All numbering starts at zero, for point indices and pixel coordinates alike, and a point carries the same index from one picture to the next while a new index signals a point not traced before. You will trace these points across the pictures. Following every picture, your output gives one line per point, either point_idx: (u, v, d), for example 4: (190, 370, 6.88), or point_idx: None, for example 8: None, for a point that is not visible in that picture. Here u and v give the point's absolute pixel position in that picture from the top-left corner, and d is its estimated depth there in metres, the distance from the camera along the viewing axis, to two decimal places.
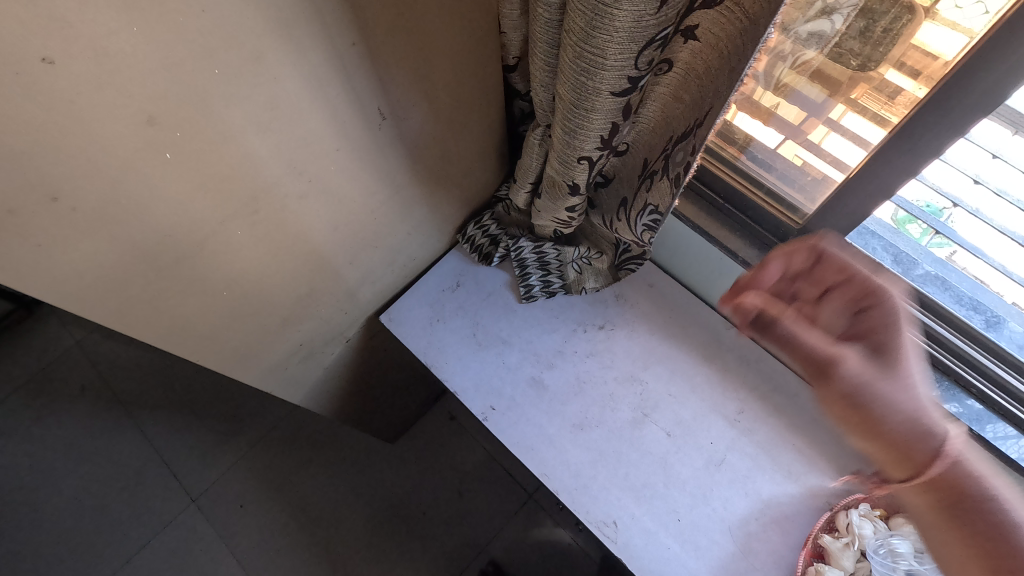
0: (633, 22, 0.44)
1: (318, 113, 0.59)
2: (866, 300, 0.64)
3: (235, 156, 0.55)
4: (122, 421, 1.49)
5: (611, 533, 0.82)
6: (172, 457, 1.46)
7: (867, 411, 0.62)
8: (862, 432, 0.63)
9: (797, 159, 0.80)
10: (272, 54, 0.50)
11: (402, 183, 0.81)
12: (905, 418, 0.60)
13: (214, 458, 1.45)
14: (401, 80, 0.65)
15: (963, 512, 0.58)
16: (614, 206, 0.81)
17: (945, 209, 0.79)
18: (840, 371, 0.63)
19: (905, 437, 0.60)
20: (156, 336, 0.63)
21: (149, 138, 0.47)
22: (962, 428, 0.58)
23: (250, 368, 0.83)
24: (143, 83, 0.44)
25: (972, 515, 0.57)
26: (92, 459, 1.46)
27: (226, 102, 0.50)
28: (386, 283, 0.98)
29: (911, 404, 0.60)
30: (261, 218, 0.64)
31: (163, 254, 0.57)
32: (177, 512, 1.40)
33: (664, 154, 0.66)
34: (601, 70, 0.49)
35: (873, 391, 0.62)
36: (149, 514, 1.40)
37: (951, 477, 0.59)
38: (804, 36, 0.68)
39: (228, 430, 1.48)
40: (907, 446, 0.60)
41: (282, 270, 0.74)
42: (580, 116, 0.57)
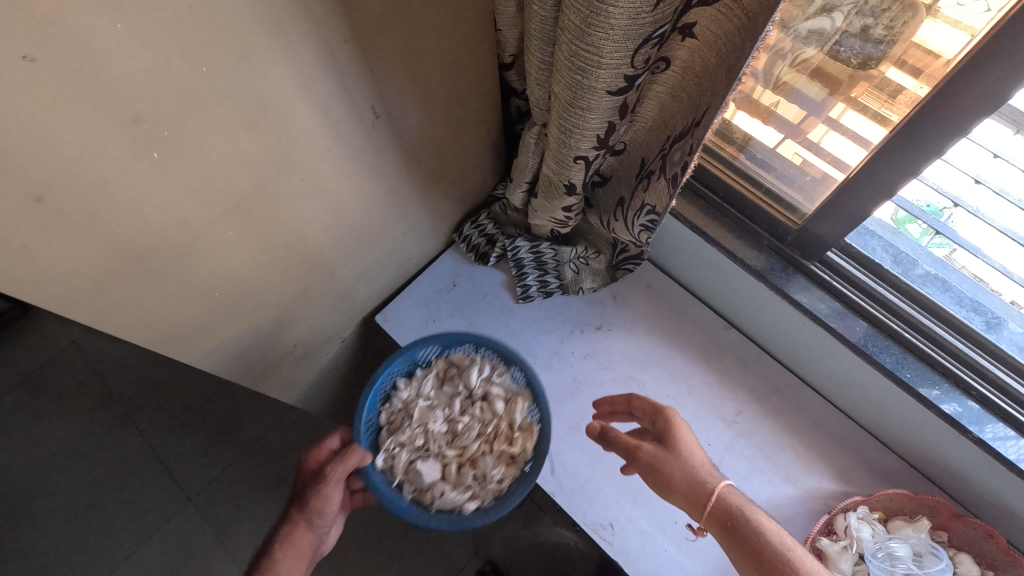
0: (629, 20, 0.43)
1: (310, 112, 0.58)
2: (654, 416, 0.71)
3: (225, 155, 0.54)
4: None
5: (607, 536, 0.81)
6: None
7: (659, 476, 0.64)
8: (662, 490, 0.63)
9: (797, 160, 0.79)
10: (261, 53, 0.49)
11: (397, 183, 0.80)
12: (685, 477, 0.62)
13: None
14: (395, 79, 0.64)
15: (728, 531, 0.58)
16: (611, 206, 0.80)
17: (945, 209, 0.78)
18: (637, 451, 0.66)
19: (694, 483, 0.61)
20: (147, 337, 0.63)
21: (136, 137, 0.46)
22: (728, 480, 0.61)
23: (243, 368, 0.82)
24: (130, 82, 0.43)
25: (742, 534, 0.57)
26: None
27: (216, 101, 0.49)
28: (382, 283, 0.97)
29: (691, 468, 0.62)
30: (253, 217, 0.63)
31: (152, 253, 0.56)
32: None
33: (661, 154, 0.65)
34: (598, 68, 0.48)
35: (663, 465, 0.63)
36: None
37: (725, 506, 0.59)
38: (804, 34, 0.68)
39: None
40: (684, 490, 0.61)
41: (276, 270, 0.73)
42: (576, 115, 0.56)
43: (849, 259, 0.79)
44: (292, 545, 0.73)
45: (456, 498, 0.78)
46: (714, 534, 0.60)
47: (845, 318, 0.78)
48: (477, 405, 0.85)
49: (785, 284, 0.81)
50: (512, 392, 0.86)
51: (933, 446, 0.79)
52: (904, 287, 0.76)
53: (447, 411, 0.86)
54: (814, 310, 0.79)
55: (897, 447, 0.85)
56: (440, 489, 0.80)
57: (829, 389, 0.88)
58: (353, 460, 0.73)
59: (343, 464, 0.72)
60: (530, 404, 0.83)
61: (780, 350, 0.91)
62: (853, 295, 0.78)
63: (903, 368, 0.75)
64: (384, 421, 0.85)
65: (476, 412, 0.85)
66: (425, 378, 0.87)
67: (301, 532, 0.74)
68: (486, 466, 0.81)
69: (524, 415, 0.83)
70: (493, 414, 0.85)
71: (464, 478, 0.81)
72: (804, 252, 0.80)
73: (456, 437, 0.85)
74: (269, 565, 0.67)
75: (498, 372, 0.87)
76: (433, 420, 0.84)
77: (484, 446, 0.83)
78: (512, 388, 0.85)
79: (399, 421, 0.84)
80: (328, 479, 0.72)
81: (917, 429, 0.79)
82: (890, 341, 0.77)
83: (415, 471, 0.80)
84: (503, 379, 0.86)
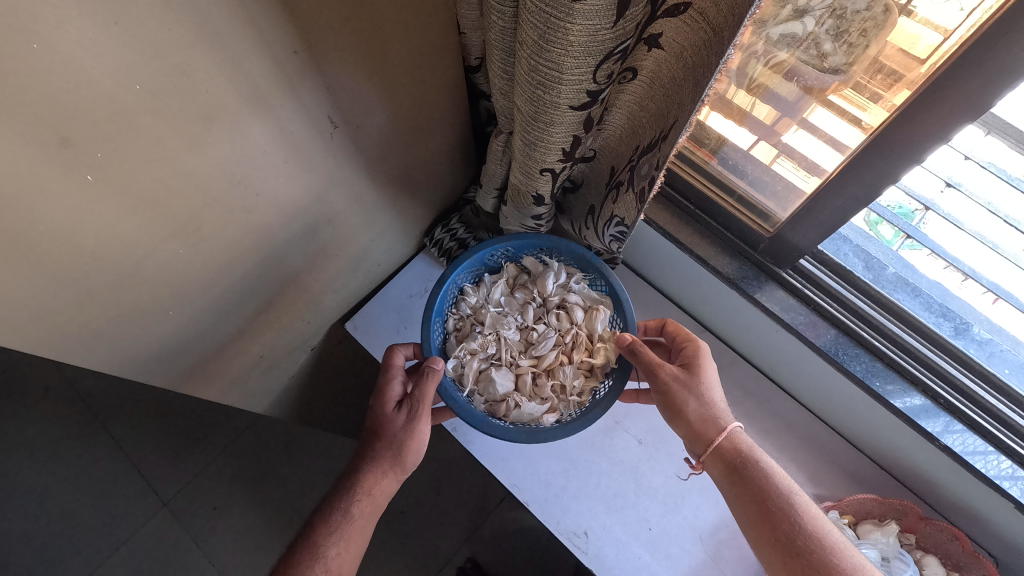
0: (589, 36, 0.41)
1: (261, 124, 0.55)
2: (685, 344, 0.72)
3: (168, 174, 0.51)
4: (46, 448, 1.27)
5: (581, 544, 0.81)
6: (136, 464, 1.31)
7: (673, 403, 0.66)
8: (672, 415, 0.67)
9: (769, 159, 0.78)
10: (202, 68, 0.46)
11: (362, 190, 0.77)
12: (699, 409, 0.65)
13: (182, 460, 1.33)
14: (353, 88, 0.61)
15: (731, 467, 0.63)
16: (582, 213, 0.79)
17: (916, 212, 0.78)
18: (659, 370, 0.67)
19: (704, 421, 0.65)
20: (98, 359, 0.60)
21: (66, 162, 0.44)
22: (740, 425, 0.65)
23: (204, 383, 0.78)
24: (54, 104, 0.40)
25: (745, 476, 0.62)
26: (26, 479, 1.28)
27: (153, 119, 0.46)
28: (351, 290, 0.94)
29: (708, 403, 0.65)
30: (206, 234, 0.60)
31: (93, 276, 0.53)
32: (144, 519, 1.29)
33: (630, 165, 0.63)
34: (559, 84, 0.46)
35: (682, 393, 0.66)
36: (107, 526, 1.27)
37: (734, 445, 0.64)
38: (776, 37, 0.67)
39: (193, 437, 1.33)
40: (696, 422, 0.65)
41: (236, 284, 0.70)
42: (539, 129, 0.54)
43: (821, 265, 0.78)
44: (372, 499, 0.65)
45: (535, 411, 0.76)
46: (711, 467, 0.65)
47: (814, 323, 0.78)
48: (553, 313, 0.81)
49: (757, 291, 0.81)
50: (591, 301, 0.82)
51: (902, 451, 0.80)
52: (875, 295, 0.76)
53: (519, 310, 0.83)
54: (784, 317, 0.79)
55: (867, 450, 0.85)
56: (515, 400, 0.77)
57: (803, 392, 0.88)
58: (431, 385, 0.69)
59: (425, 392, 0.69)
60: (610, 312, 0.80)
61: (756, 355, 0.91)
62: (826, 303, 0.78)
63: (873, 376, 0.75)
64: (453, 323, 0.82)
65: (553, 318, 0.81)
66: (495, 283, 0.84)
67: (388, 481, 0.66)
68: (564, 375, 0.78)
69: (604, 324, 0.80)
70: (570, 322, 0.81)
71: (539, 388, 0.79)
72: (777, 260, 0.80)
73: (530, 346, 0.82)
74: (340, 541, 0.62)
75: (575, 279, 0.83)
76: (507, 326, 0.81)
77: (562, 356, 0.80)
78: (591, 295, 0.81)
79: (467, 327, 0.81)
80: (422, 406, 0.69)
81: (888, 433, 0.79)
82: (861, 349, 0.77)
83: (489, 378, 0.77)
84: (580, 286, 0.82)
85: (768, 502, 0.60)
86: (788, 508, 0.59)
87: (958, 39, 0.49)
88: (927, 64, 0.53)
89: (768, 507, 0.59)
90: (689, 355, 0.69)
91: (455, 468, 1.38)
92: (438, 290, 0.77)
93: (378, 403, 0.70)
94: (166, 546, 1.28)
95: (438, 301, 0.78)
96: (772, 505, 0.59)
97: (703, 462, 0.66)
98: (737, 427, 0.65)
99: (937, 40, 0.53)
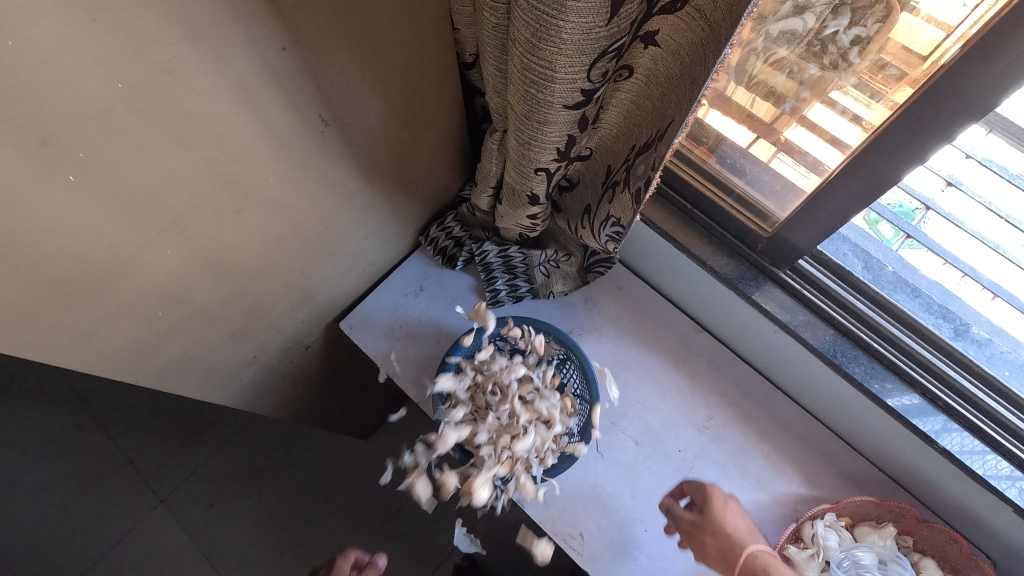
0: (583, 34, 0.40)
1: (249, 122, 0.54)
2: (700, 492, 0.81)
3: (153, 174, 0.50)
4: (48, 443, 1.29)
5: (577, 546, 0.80)
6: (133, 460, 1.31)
7: (697, 542, 0.77)
8: (700, 553, 0.77)
9: (767, 156, 0.76)
10: (185, 65, 0.45)
11: (355, 188, 0.75)
12: (718, 542, 0.76)
13: (179, 455, 1.33)
14: (345, 85, 0.60)
15: None
16: (578, 212, 0.78)
17: (917, 211, 0.77)
18: (679, 522, 0.78)
19: (728, 553, 0.75)
20: (86, 361, 0.59)
21: (46, 162, 0.43)
22: (761, 545, 0.75)
23: (195, 384, 0.77)
24: (32, 102, 0.39)
25: None
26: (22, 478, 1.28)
27: (136, 117, 0.45)
28: (345, 289, 0.93)
29: (726, 535, 0.76)
30: (194, 234, 0.59)
31: (78, 277, 0.52)
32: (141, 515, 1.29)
33: (626, 164, 0.62)
34: (552, 82, 0.45)
35: (701, 534, 0.77)
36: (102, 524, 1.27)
37: (756, 568, 0.73)
38: (776, 33, 0.64)
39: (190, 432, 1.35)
40: (719, 557, 0.75)
41: (228, 286, 0.69)
42: (533, 128, 0.53)
43: (820, 266, 0.77)
44: None
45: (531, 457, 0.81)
46: None
47: (812, 324, 0.77)
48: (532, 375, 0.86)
49: (755, 292, 0.80)
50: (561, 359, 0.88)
51: (901, 453, 0.79)
52: (875, 296, 0.75)
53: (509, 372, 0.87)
54: (783, 318, 0.78)
55: (866, 451, 0.85)
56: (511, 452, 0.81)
57: (801, 393, 0.87)
58: None
59: None
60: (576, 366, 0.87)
61: (755, 356, 0.90)
62: (826, 305, 0.77)
63: (872, 378, 0.75)
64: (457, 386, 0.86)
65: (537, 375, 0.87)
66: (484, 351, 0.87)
67: None
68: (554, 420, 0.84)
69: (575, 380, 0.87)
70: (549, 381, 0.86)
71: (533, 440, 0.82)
72: (776, 261, 0.79)
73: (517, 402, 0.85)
74: None
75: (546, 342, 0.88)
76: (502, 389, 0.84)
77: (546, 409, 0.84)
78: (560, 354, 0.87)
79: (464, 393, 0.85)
80: None
81: (886, 435, 0.79)
82: (860, 350, 0.76)
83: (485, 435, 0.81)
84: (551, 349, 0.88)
85: (680, 525, 0.78)
86: (691, 527, 0.77)
87: (960, 37, 0.49)
88: (926, 60, 0.53)
89: (696, 539, 0.77)
90: (701, 494, 0.79)
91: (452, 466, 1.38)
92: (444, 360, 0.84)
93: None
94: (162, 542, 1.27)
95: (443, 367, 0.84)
96: (687, 532, 0.78)
97: None
98: (761, 551, 0.75)
99: (939, 36, 0.52)
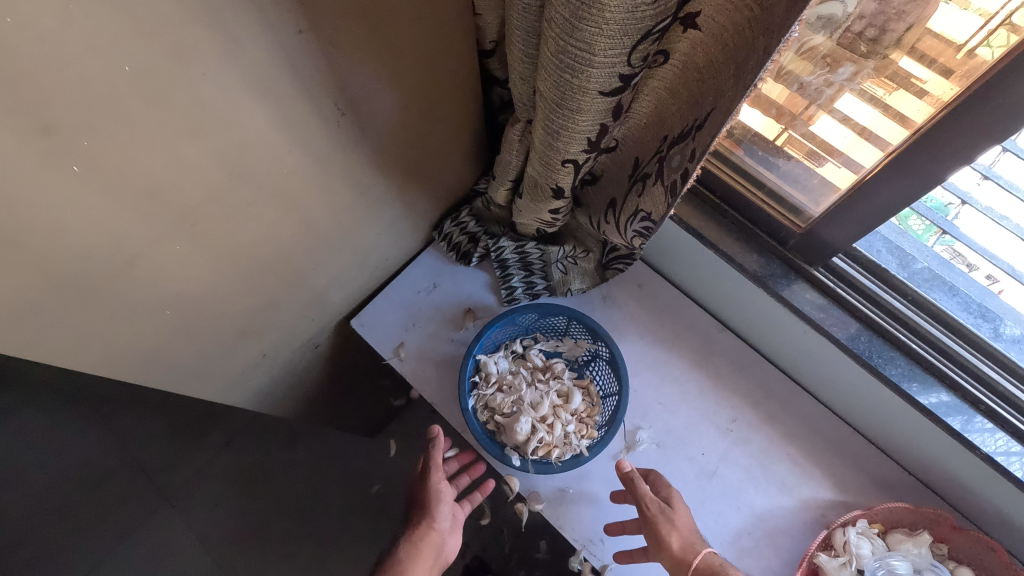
0: (626, 13, 0.37)
1: (263, 111, 0.51)
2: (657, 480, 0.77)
3: (162, 165, 0.47)
4: None
5: (597, 552, 0.78)
6: None
7: (654, 530, 0.70)
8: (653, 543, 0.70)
9: (775, 136, 0.74)
10: (196, 48, 0.42)
11: (369, 181, 0.73)
12: (677, 535, 0.70)
13: None
14: (362, 72, 0.57)
15: None
16: (601, 207, 0.75)
17: (951, 206, 0.72)
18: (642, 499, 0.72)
19: (681, 544, 0.69)
20: (92, 361, 0.57)
21: (49, 151, 0.40)
22: (709, 548, 0.70)
23: (204, 384, 0.75)
24: (33, 86, 0.37)
25: None
26: None
27: (143, 104, 0.42)
28: (357, 286, 0.90)
29: (683, 531, 0.70)
30: (205, 229, 0.56)
31: (84, 274, 0.49)
32: None
33: (658, 156, 0.59)
34: (589, 67, 0.42)
35: (663, 519, 0.71)
36: None
37: (708, 564, 0.67)
38: (813, 20, 0.59)
39: None
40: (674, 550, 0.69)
41: (239, 283, 0.66)
42: (564, 117, 0.50)
43: (854, 264, 0.75)
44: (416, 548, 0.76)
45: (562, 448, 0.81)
46: None
47: (846, 323, 0.74)
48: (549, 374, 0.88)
49: (785, 290, 0.77)
50: (575, 356, 0.90)
51: (936, 458, 0.76)
52: (910, 294, 0.73)
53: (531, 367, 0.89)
54: (814, 317, 0.75)
55: (898, 455, 0.82)
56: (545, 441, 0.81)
57: (829, 395, 0.85)
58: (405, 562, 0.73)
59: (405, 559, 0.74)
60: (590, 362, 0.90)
61: (780, 355, 0.87)
62: (859, 303, 0.74)
63: (908, 380, 0.72)
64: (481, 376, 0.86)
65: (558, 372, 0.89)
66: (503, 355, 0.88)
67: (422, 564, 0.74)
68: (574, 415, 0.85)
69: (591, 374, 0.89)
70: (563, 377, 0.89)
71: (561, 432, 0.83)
72: (807, 258, 0.76)
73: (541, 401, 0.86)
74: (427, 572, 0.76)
75: (559, 342, 0.91)
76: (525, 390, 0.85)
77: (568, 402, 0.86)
78: (575, 352, 0.90)
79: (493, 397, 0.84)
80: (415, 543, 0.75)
81: (922, 439, 0.76)
82: (895, 351, 0.73)
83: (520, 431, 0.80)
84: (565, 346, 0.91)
85: (644, 511, 0.71)
86: (655, 516, 0.71)
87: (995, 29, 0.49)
88: (962, 53, 0.52)
89: (656, 532, 0.70)
90: (658, 481, 0.76)
91: None
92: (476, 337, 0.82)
93: (430, 477, 0.82)
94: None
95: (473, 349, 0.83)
96: (650, 519, 0.71)
97: None
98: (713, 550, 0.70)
99: (966, 35, 0.51)
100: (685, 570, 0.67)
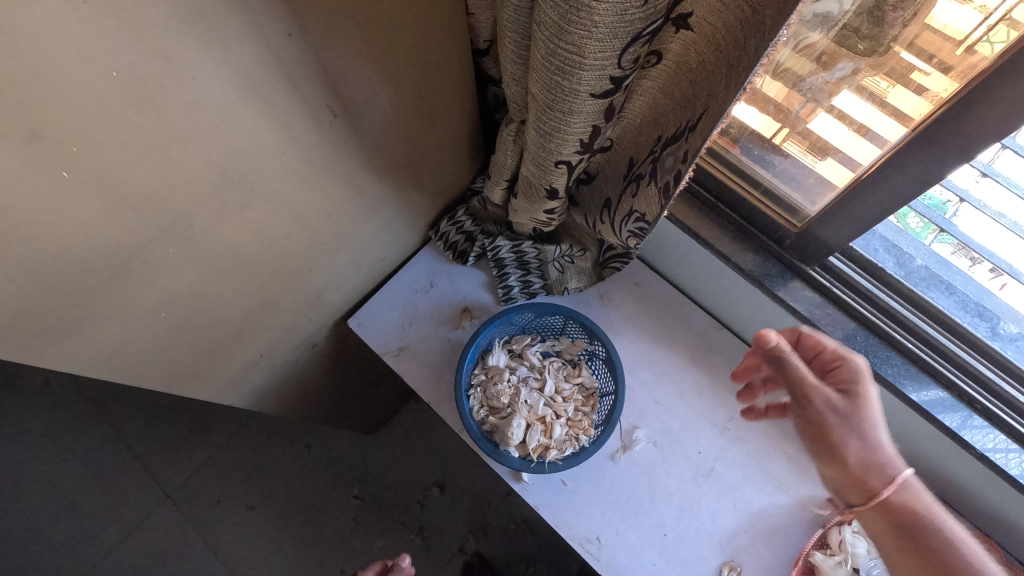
0: (615, 16, 0.37)
1: (254, 114, 0.51)
2: (840, 381, 0.66)
3: (152, 169, 0.47)
4: (92, 423, 1.40)
5: (594, 550, 0.78)
6: (148, 452, 1.39)
7: (818, 433, 0.66)
8: (823, 447, 0.67)
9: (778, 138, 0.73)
10: (185, 52, 0.42)
11: (364, 181, 0.72)
12: (857, 451, 0.64)
13: (187, 450, 1.39)
14: (355, 73, 0.57)
15: (899, 525, 0.62)
16: (597, 206, 0.74)
17: (949, 204, 0.71)
18: (814, 402, 0.65)
19: (864, 464, 0.64)
20: (87, 365, 0.57)
21: (37, 157, 0.40)
22: (910, 470, 0.63)
23: (202, 385, 0.75)
24: (19, 93, 0.36)
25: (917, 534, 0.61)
26: (55, 475, 1.37)
27: (132, 109, 0.42)
28: (354, 286, 0.90)
29: (869, 445, 0.64)
30: (198, 232, 0.56)
31: (77, 279, 0.49)
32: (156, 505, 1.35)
33: (652, 156, 0.59)
34: (579, 69, 0.42)
35: (832, 426, 0.65)
36: (124, 511, 1.35)
37: (904, 501, 0.63)
38: (807, 18, 0.59)
39: (201, 425, 1.41)
40: (842, 463, 0.65)
41: (234, 285, 0.67)
42: (556, 119, 0.49)
43: (850, 263, 0.75)
44: None
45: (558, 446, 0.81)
46: (867, 514, 0.65)
47: (842, 322, 0.74)
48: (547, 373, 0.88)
49: (781, 289, 0.77)
50: (573, 354, 0.90)
51: (932, 456, 0.76)
52: (907, 293, 0.72)
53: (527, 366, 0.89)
54: (810, 316, 0.75)
55: None
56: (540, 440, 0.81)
57: None
58: None
59: None
60: (588, 361, 0.90)
61: None
62: (854, 302, 0.74)
63: (905, 379, 0.71)
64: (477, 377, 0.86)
65: (554, 371, 0.89)
66: (500, 354, 0.88)
67: None
68: (570, 414, 0.85)
69: (588, 373, 0.89)
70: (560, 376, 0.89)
71: (557, 431, 0.83)
72: (803, 256, 0.76)
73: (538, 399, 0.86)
74: None
75: (557, 341, 0.91)
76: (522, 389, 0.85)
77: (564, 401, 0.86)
78: (572, 351, 0.90)
79: (489, 395, 0.84)
80: None
81: (919, 438, 0.76)
82: (891, 351, 0.73)
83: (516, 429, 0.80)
84: (562, 344, 0.90)
85: (813, 418, 0.66)
86: (828, 422, 0.65)
87: (996, 21, 0.47)
88: (962, 48, 0.51)
89: (826, 435, 0.66)
90: (845, 374, 0.66)
91: (460, 459, 1.38)
92: (473, 337, 0.82)
93: None
94: (171, 535, 1.33)
95: (470, 349, 0.83)
96: (817, 419, 0.66)
97: (855, 509, 0.67)
98: (906, 473, 0.63)
99: (969, 27, 0.50)
100: (866, 489, 0.64)
